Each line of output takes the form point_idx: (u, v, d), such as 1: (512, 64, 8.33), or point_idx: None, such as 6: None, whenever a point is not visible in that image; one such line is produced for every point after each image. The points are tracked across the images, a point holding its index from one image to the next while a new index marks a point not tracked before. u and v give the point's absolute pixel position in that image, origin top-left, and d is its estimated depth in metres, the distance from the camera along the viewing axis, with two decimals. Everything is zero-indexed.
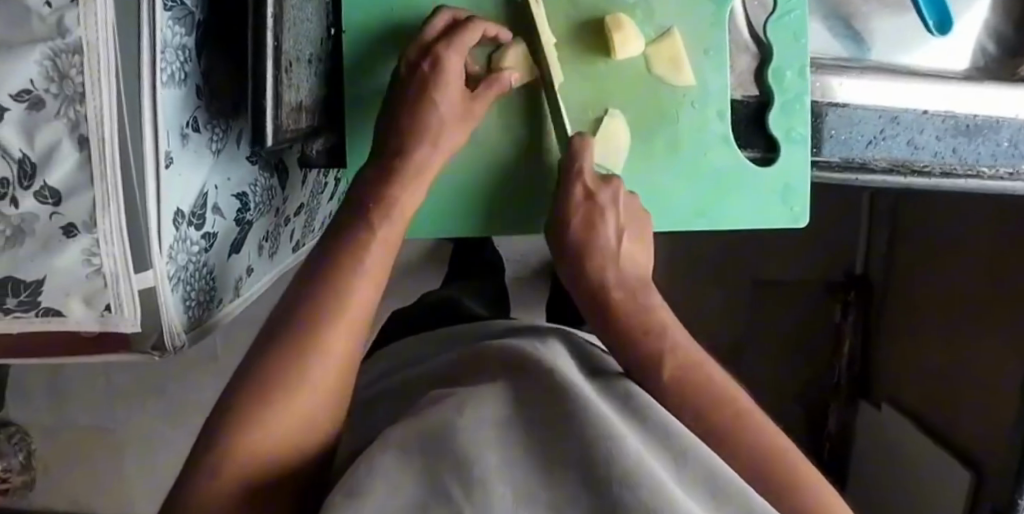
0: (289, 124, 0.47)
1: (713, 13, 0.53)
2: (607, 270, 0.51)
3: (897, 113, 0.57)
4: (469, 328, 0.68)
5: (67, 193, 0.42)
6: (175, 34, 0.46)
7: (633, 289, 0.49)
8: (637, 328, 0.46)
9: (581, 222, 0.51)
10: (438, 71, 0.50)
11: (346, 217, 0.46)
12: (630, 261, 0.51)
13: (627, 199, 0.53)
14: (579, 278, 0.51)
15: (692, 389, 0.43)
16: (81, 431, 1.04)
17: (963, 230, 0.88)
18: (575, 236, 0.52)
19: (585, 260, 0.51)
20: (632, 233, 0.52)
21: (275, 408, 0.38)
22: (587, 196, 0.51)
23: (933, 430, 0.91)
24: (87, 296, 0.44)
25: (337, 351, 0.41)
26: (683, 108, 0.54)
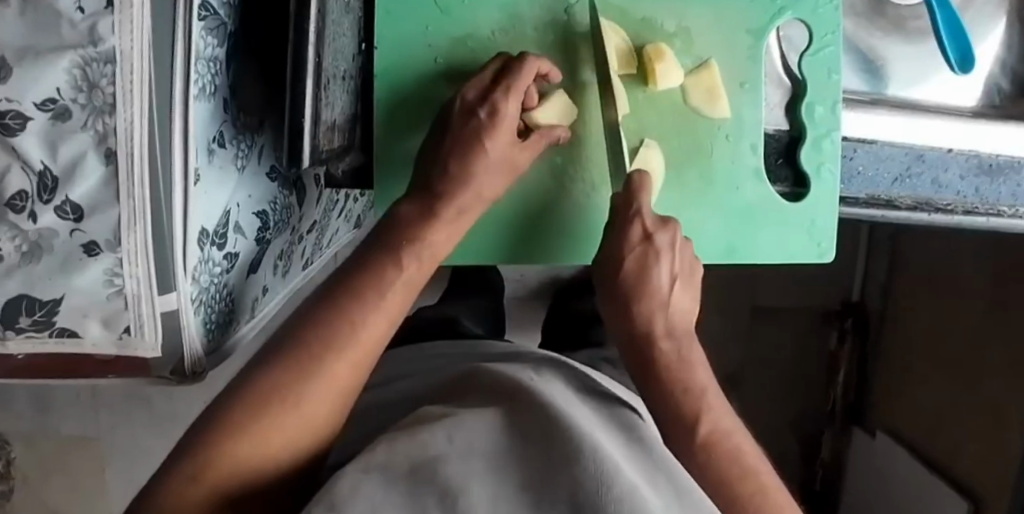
0: (324, 143, 0.46)
1: (749, 46, 0.53)
2: (656, 318, 0.47)
3: (924, 151, 0.57)
4: (468, 346, 0.66)
5: (90, 209, 0.40)
6: (208, 45, 0.44)
7: (679, 340, 0.47)
8: (676, 385, 0.45)
9: (634, 264, 0.47)
10: (493, 121, 0.47)
11: (370, 246, 0.44)
12: (676, 311, 0.48)
13: (681, 244, 0.49)
14: (624, 323, 0.48)
15: (719, 457, 0.43)
16: (63, 441, 0.99)
17: (964, 263, 0.89)
18: (626, 280, 0.47)
19: (632, 307, 0.47)
20: (681, 279, 0.49)
21: (271, 423, 0.38)
22: (645, 237, 0.47)
23: (930, 461, 0.92)
24: (107, 318, 0.43)
25: (338, 376, 0.40)
26: (717, 140, 0.54)
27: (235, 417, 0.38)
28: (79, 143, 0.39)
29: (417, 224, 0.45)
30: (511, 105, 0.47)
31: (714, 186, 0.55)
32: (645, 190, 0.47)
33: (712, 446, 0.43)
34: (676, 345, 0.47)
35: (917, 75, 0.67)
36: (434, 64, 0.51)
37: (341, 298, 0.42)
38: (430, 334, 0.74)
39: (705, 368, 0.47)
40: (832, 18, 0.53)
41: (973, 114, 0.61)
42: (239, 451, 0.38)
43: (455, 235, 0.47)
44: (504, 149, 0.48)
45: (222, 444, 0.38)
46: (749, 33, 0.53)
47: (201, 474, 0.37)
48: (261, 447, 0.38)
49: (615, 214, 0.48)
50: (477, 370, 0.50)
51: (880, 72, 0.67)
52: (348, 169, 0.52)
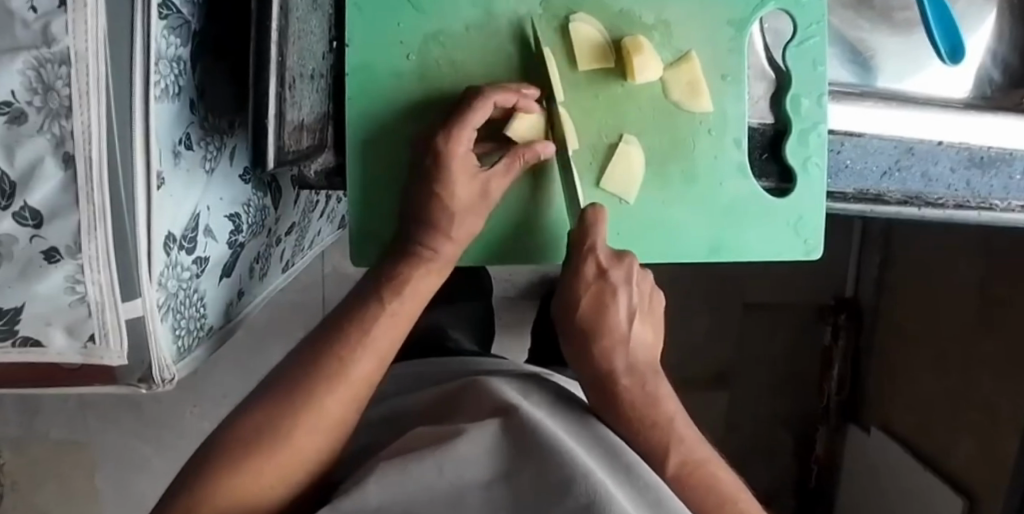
0: (291, 143, 0.45)
1: (731, 38, 0.52)
2: (615, 357, 0.46)
3: (913, 144, 0.56)
4: (456, 361, 0.62)
5: (50, 215, 0.39)
6: (170, 45, 0.43)
7: (643, 376, 0.46)
8: (644, 419, 0.45)
9: (589, 303, 0.46)
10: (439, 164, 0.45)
11: (356, 297, 0.44)
12: (638, 345, 0.47)
13: (641, 275, 0.47)
14: (583, 364, 0.46)
15: (694, 489, 0.44)
16: (51, 446, 0.98)
17: (956, 258, 0.87)
18: (583, 318, 0.46)
19: (589, 347, 0.46)
20: (641, 314, 0.48)
21: (260, 458, 0.38)
22: (600, 273, 0.45)
23: (924, 455, 0.91)
24: (71, 325, 0.41)
25: (327, 409, 0.40)
26: (699, 135, 0.53)
27: (226, 453, 0.38)
28: (36, 147, 0.38)
29: (398, 264, 0.45)
30: (456, 147, 0.45)
31: (697, 182, 0.54)
32: (600, 223, 0.46)
33: (686, 480, 0.44)
34: (638, 380, 0.45)
35: (908, 66, 0.66)
36: (406, 61, 0.50)
37: (332, 339, 0.42)
38: (419, 353, 0.71)
39: (671, 398, 0.46)
40: (816, 9, 0.52)
41: (959, 106, 0.60)
42: (227, 491, 0.38)
43: (433, 279, 0.46)
44: (466, 188, 0.46)
45: (216, 481, 0.37)
46: (731, 24, 0.52)
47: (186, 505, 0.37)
48: (251, 483, 0.38)
49: (571, 252, 0.46)
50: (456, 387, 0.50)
51: (868, 63, 0.66)
52: (321, 168, 0.52)
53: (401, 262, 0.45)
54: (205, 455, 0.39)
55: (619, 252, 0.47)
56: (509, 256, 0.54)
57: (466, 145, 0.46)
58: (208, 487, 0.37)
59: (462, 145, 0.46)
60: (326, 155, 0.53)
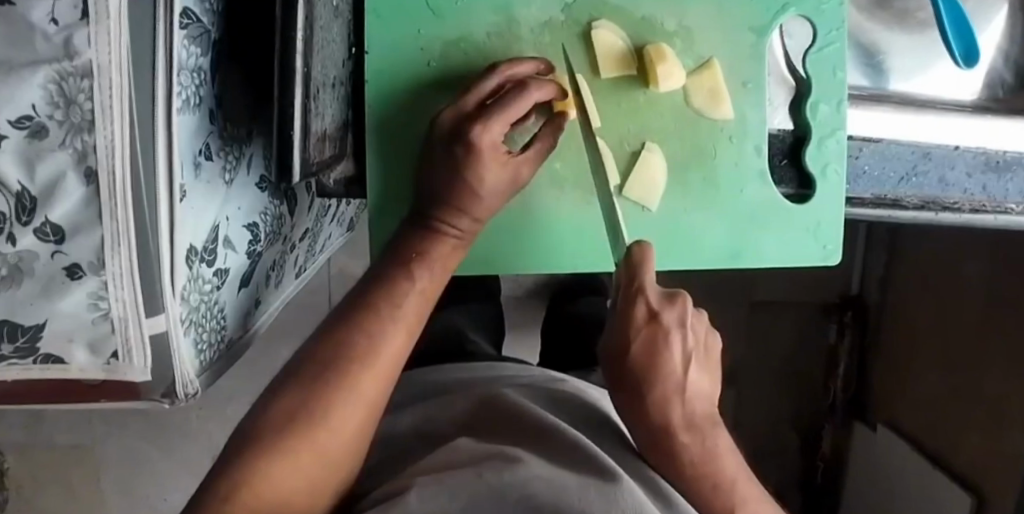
0: (314, 155, 0.44)
1: (752, 44, 0.51)
2: (671, 409, 0.41)
3: (930, 149, 0.56)
4: (479, 366, 0.62)
5: (72, 231, 0.38)
6: (191, 55, 0.42)
7: (701, 431, 0.42)
8: (706, 484, 0.42)
9: (642, 349, 0.40)
10: (469, 155, 0.45)
11: (380, 272, 0.44)
12: (696, 394, 0.42)
13: (695, 315, 0.42)
14: (635, 414, 0.42)
15: None
16: (56, 451, 0.97)
17: (961, 255, 0.88)
18: (636, 367, 0.40)
19: (643, 399, 0.41)
20: (698, 357, 0.42)
21: (291, 447, 0.37)
22: (652, 319, 0.39)
23: (932, 455, 0.89)
24: (93, 343, 0.41)
25: (360, 391, 0.39)
26: (720, 143, 0.52)
27: (252, 450, 0.37)
28: (59, 161, 0.37)
29: (425, 239, 0.45)
30: (487, 137, 0.44)
31: (718, 190, 0.53)
32: (646, 261, 0.39)
33: None
34: (697, 436, 0.42)
35: (918, 67, 0.66)
36: (425, 68, 0.49)
37: (359, 316, 0.41)
38: (433, 356, 0.71)
39: (731, 453, 0.43)
40: (836, 15, 0.51)
41: (967, 111, 0.61)
42: (272, 476, 0.37)
43: (456, 258, 0.47)
44: (497, 172, 0.46)
45: (257, 467, 0.37)
46: (752, 31, 0.51)
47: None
48: (285, 473, 0.37)
49: (618, 295, 0.40)
50: (489, 405, 0.51)
51: (881, 66, 0.66)
52: (341, 178, 0.51)
53: (422, 237, 0.45)
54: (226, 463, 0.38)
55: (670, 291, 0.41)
56: (529, 264, 0.53)
57: (500, 130, 0.45)
58: (251, 473, 0.36)
59: (498, 130, 0.45)
60: (345, 163, 0.52)
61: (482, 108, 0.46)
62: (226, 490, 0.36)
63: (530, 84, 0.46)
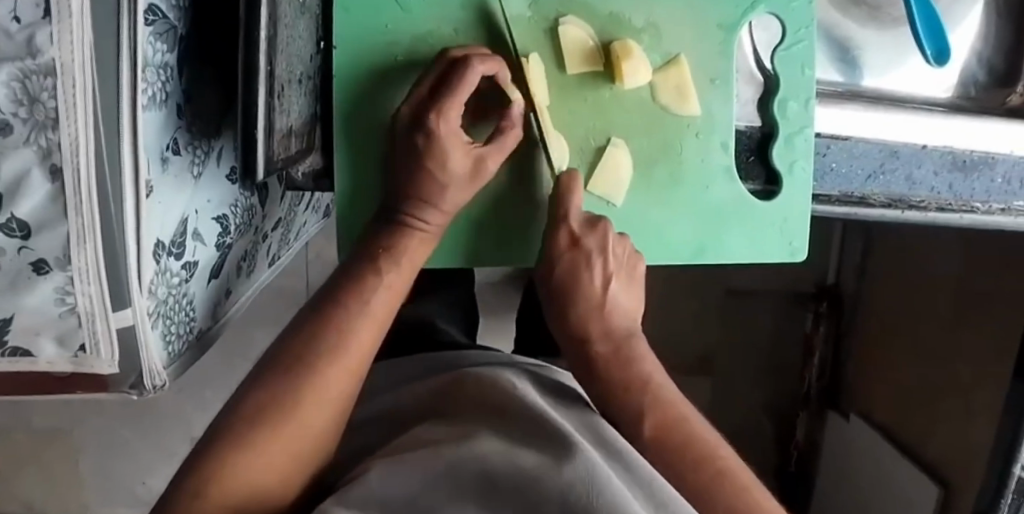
0: (280, 151, 0.44)
1: (721, 41, 0.51)
2: (592, 321, 0.51)
3: (897, 147, 0.57)
4: (447, 355, 0.62)
5: (38, 226, 0.39)
6: (157, 51, 0.42)
7: (620, 343, 0.50)
8: (618, 383, 0.49)
9: (565, 267, 0.51)
10: (429, 144, 0.46)
11: (351, 266, 0.45)
12: (615, 308, 0.52)
13: (620, 242, 0.51)
14: (564, 327, 0.52)
15: (668, 440, 0.45)
16: (33, 435, 0.97)
17: (927, 241, 0.84)
18: (560, 280, 0.51)
19: (569, 310, 0.51)
20: (620, 282, 0.52)
21: (256, 444, 0.38)
22: (573, 243, 0.50)
23: (903, 446, 0.87)
24: (61, 336, 0.42)
25: (329, 386, 0.41)
26: (686, 138, 0.52)
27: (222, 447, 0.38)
28: (23, 159, 0.38)
29: (390, 233, 0.46)
30: (443, 124, 0.46)
31: (685, 187, 0.53)
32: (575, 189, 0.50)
33: (660, 432, 0.45)
34: (613, 344, 0.51)
35: (888, 64, 0.67)
36: (393, 63, 0.50)
37: (329, 317, 0.42)
38: (402, 350, 0.71)
39: (651, 363, 0.50)
40: (805, 13, 0.52)
41: (940, 109, 0.61)
42: (241, 471, 0.37)
43: (425, 255, 0.48)
44: (459, 158, 0.47)
45: (225, 458, 0.37)
46: (721, 28, 0.51)
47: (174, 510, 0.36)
48: (257, 465, 0.38)
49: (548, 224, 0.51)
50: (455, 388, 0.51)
51: (855, 61, 0.66)
52: (309, 171, 0.51)
53: (391, 231, 0.46)
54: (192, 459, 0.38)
55: (593, 219, 0.51)
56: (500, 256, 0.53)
57: (455, 116, 0.46)
58: (219, 466, 0.37)
59: (455, 116, 0.46)
60: (314, 157, 0.52)
61: (435, 95, 0.46)
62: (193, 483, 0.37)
63: (473, 59, 0.46)
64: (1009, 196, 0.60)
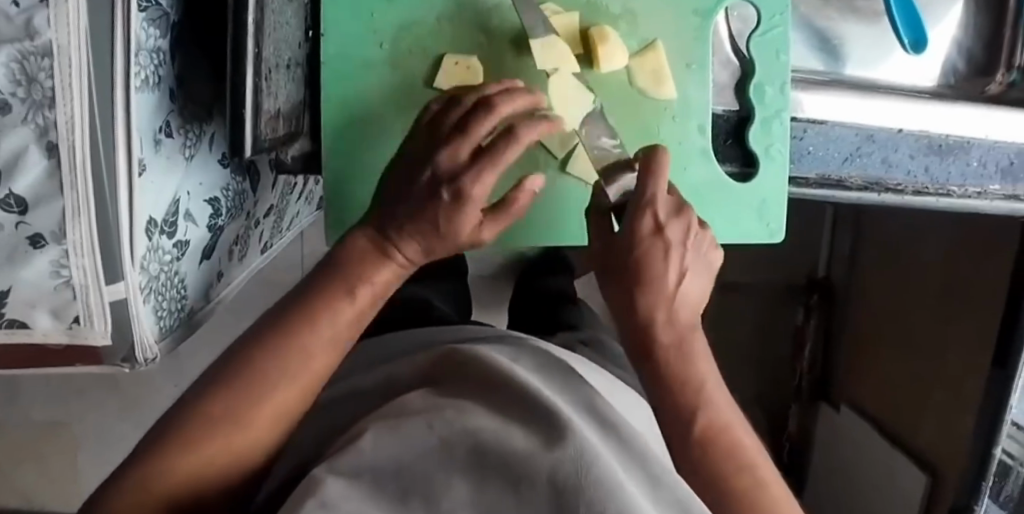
0: (267, 132, 0.46)
1: (697, 27, 0.53)
2: (660, 316, 0.42)
3: (874, 131, 0.58)
4: (442, 329, 0.65)
5: (35, 201, 0.41)
6: (150, 37, 0.44)
7: (685, 340, 0.42)
8: (677, 378, 0.41)
9: (637, 257, 0.41)
10: (457, 207, 0.39)
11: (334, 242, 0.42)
12: (684, 302, 0.43)
13: (701, 232, 0.44)
14: (626, 314, 0.42)
15: (716, 450, 0.40)
16: (34, 428, 0.99)
17: (912, 232, 0.85)
18: (625, 262, 0.42)
19: (637, 299, 0.41)
20: (691, 270, 0.43)
21: (225, 426, 0.37)
22: (655, 232, 0.41)
23: (893, 435, 0.87)
24: (55, 308, 0.43)
25: (303, 371, 0.39)
26: (663, 121, 0.54)
27: (191, 422, 0.37)
28: (21, 137, 0.39)
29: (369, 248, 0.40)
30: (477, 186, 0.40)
31: (665, 169, 0.54)
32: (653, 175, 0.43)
33: (709, 440, 0.40)
34: (677, 337, 0.42)
35: (873, 58, 0.68)
36: (378, 50, 0.51)
37: (305, 303, 0.39)
38: (401, 324, 0.73)
39: (708, 360, 0.42)
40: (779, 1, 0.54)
41: (924, 96, 0.62)
42: (210, 445, 0.37)
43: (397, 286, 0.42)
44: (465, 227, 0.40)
45: (193, 434, 0.37)
46: (697, 14, 0.53)
47: (145, 479, 0.37)
48: (225, 443, 0.38)
49: (628, 208, 0.42)
50: (439, 361, 0.52)
51: (837, 49, 0.68)
52: (298, 154, 0.53)
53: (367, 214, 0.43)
54: (165, 425, 0.38)
55: (674, 207, 0.43)
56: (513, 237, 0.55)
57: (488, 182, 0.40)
58: (189, 436, 0.37)
59: (493, 180, 0.40)
60: (302, 141, 0.54)
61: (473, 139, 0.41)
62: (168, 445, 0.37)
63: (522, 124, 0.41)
64: (984, 180, 0.61)
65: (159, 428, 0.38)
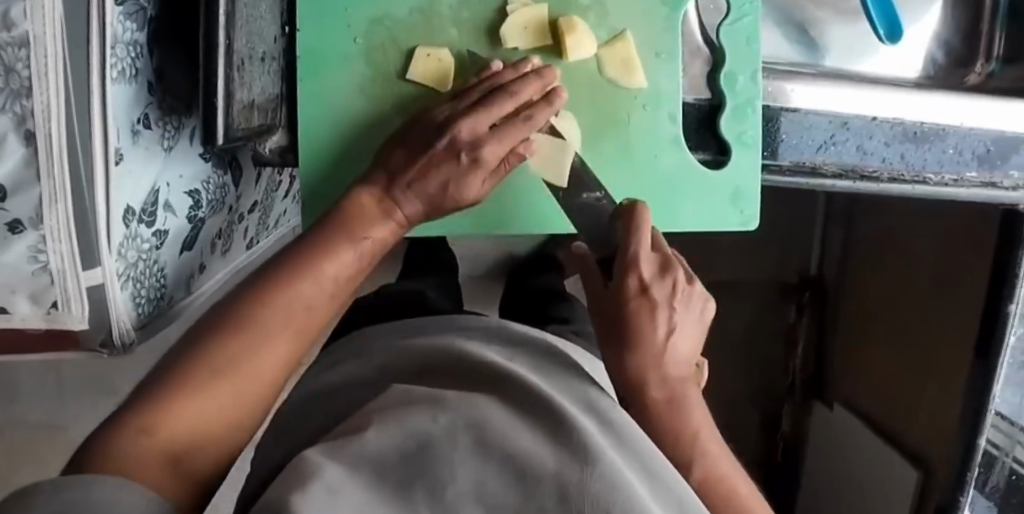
0: (241, 122, 0.47)
1: (666, 17, 0.54)
2: (652, 372, 0.45)
3: (847, 119, 0.59)
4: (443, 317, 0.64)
5: (12, 189, 0.41)
6: (127, 30, 0.45)
7: (677, 388, 0.45)
8: (672, 432, 0.44)
9: (628, 315, 0.45)
10: (470, 168, 0.49)
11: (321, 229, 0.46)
12: (675, 356, 0.46)
13: (687, 288, 0.47)
14: (620, 369, 0.45)
15: (714, 501, 0.44)
16: (30, 430, 1.00)
17: (894, 226, 0.85)
18: (617, 323, 0.46)
19: (629, 356, 0.45)
20: (681, 326, 0.47)
21: (218, 377, 0.38)
22: (641, 291, 0.45)
23: (884, 432, 0.86)
24: (35, 293, 0.44)
25: (294, 327, 0.42)
26: (634, 110, 0.55)
27: (184, 372, 0.38)
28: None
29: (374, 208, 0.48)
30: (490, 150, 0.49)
31: (636, 157, 0.56)
32: (640, 227, 0.46)
33: (706, 490, 0.44)
34: (670, 391, 0.45)
35: (855, 54, 0.69)
36: (353, 43, 0.53)
37: (297, 262, 0.44)
38: (394, 314, 0.73)
39: (702, 412, 0.46)
40: None
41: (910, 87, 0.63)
42: (202, 396, 0.37)
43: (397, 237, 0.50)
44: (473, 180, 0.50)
45: (187, 386, 0.37)
46: (665, 5, 0.54)
47: (143, 424, 0.35)
48: (220, 394, 0.38)
49: (617, 269, 0.46)
50: (435, 351, 0.51)
51: (816, 43, 0.68)
52: (276, 147, 0.54)
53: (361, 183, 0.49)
54: (161, 377, 0.38)
55: (661, 267, 0.47)
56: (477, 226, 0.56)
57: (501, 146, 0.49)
58: (182, 386, 0.37)
59: (502, 147, 0.49)
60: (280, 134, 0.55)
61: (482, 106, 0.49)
62: (161, 396, 0.37)
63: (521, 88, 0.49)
64: (960, 167, 0.61)
65: (150, 385, 0.38)
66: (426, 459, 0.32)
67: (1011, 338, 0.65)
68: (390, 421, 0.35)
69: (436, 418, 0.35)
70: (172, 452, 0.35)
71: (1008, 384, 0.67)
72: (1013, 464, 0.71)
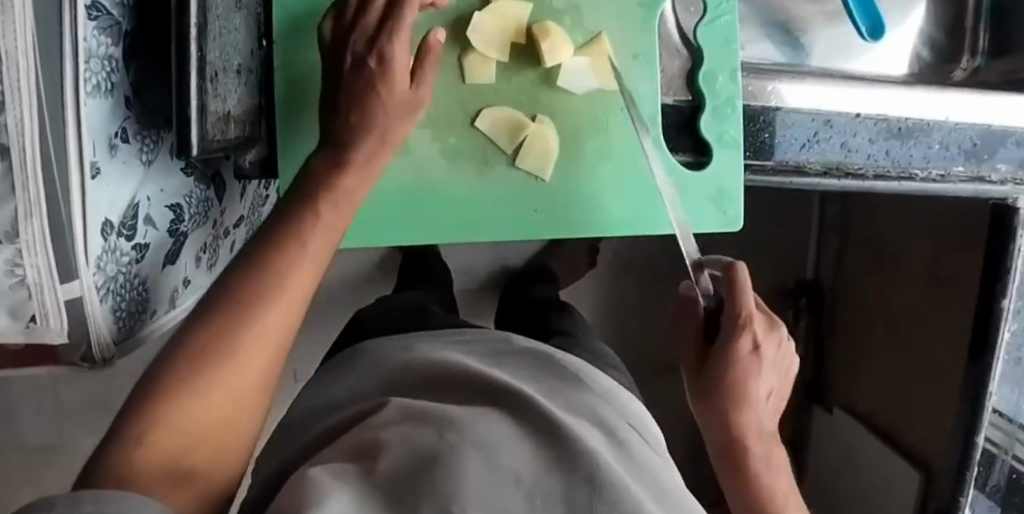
0: (216, 133, 0.48)
1: (640, 18, 0.56)
2: (747, 435, 0.49)
3: (830, 117, 0.58)
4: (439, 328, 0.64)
5: None
6: (101, 44, 0.45)
7: (767, 448, 0.50)
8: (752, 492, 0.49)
9: (737, 370, 0.49)
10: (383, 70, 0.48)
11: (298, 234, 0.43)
12: (768, 423, 0.51)
13: (784, 350, 0.51)
14: (720, 429, 0.49)
15: None
16: (28, 452, 1.00)
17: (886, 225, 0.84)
18: (724, 383, 0.49)
19: (731, 414, 0.49)
20: (774, 389, 0.52)
21: (211, 374, 0.36)
22: (754, 349, 0.48)
23: (885, 433, 0.85)
24: (13, 307, 0.44)
25: (280, 313, 0.39)
26: (612, 112, 0.57)
27: (172, 373, 0.36)
28: None
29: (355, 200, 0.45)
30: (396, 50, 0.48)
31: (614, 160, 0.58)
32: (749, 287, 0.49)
33: None
34: (763, 452, 0.50)
35: (838, 56, 0.68)
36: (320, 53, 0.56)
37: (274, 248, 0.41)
38: (392, 325, 0.70)
39: (789, 488, 0.50)
40: None
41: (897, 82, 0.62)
42: (200, 396, 0.36)
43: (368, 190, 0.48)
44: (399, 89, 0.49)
45: (178, 385, 0.36)
46: (641, 6, 0.56)
47: (136, 439, 0.34)
48: (217, 393, 0.36)
49: (727, 326, 0.49)
50: (434, 367, 0.49)
51: (798, 41, 0.68)
52: (255, 160, 0.56)
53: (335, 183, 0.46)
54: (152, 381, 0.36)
55: (767, 327, 0.50)
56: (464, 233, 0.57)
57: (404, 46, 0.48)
58: (174, 384, 0.36)
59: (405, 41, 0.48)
60: (260, 146, 0.57)
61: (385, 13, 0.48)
62: (150, 405, 0.35)
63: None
64: (947, 162, 0.61)
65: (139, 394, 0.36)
66: (419, 474, 0.33)
67: (1005, 335, 0.64)
68: (395, 441, 0.36)
69: (442, 434, 0.36)
70: (173, 467, 0.35)
71: (1005, 381, 0.66)
72: (1012, 462, 0.70)
